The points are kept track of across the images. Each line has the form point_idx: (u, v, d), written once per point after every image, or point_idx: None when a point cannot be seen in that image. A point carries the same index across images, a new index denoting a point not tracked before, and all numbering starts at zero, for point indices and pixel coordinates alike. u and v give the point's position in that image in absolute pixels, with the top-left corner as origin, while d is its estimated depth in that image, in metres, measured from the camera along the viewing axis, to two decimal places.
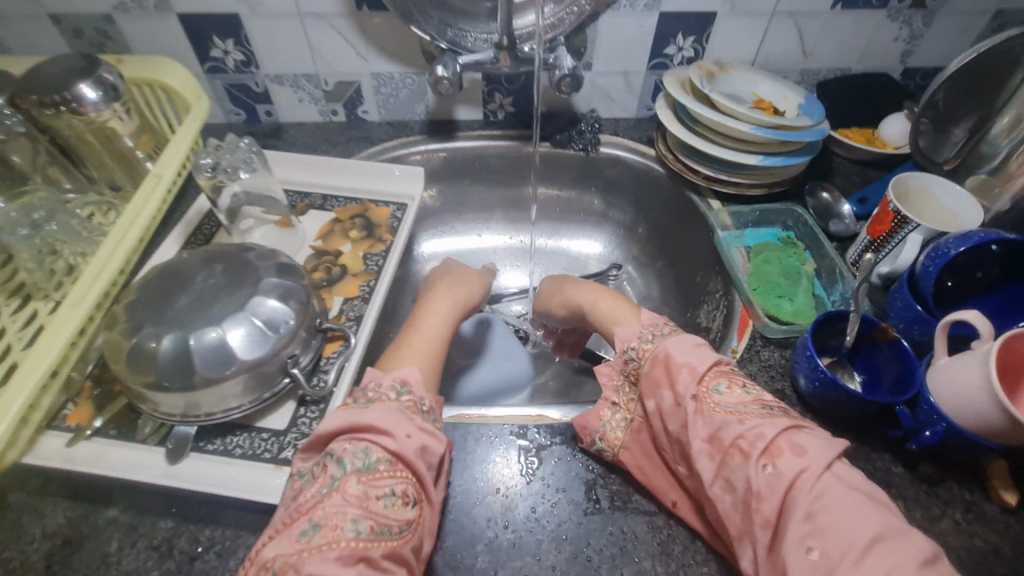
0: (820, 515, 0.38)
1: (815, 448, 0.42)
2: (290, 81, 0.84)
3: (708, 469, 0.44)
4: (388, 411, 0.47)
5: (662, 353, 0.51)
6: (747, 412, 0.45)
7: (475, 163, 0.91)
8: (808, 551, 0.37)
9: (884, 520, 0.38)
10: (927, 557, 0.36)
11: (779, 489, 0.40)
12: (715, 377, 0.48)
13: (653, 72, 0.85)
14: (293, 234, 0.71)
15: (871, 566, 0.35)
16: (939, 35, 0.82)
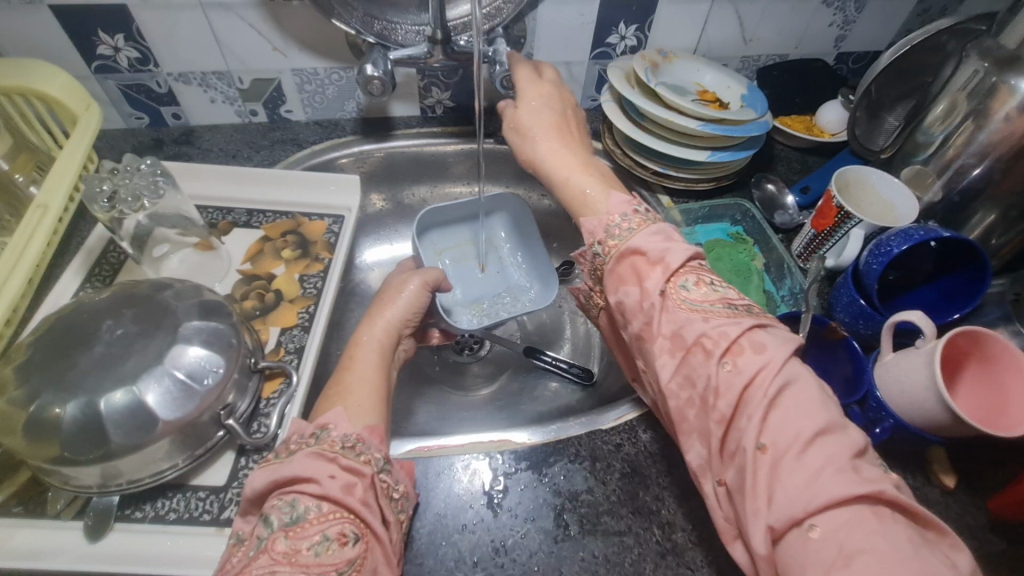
0: (773, 410, 0.38)
1: (776, 343, 0.42)
2: (199, 80, 0.75)
3: (669, 366, 0.44)
4: (305, 458, 0.43)
5: (630, 252, 0.50)
6: (711, 311, 0.45)
7: (415, 163, 0.85)
8: (762, 449, 0.37)
9: (833, 412, 0.39)
10: (861, 450, 0.37)
11: (735, 384, 0.40)
12: (687, 273, 0.48)
13: (596, 62, 0.82)
14: (217, 258, 0.64)
15: (813, 456, 0.36)
16: (870, 19, 0.83)
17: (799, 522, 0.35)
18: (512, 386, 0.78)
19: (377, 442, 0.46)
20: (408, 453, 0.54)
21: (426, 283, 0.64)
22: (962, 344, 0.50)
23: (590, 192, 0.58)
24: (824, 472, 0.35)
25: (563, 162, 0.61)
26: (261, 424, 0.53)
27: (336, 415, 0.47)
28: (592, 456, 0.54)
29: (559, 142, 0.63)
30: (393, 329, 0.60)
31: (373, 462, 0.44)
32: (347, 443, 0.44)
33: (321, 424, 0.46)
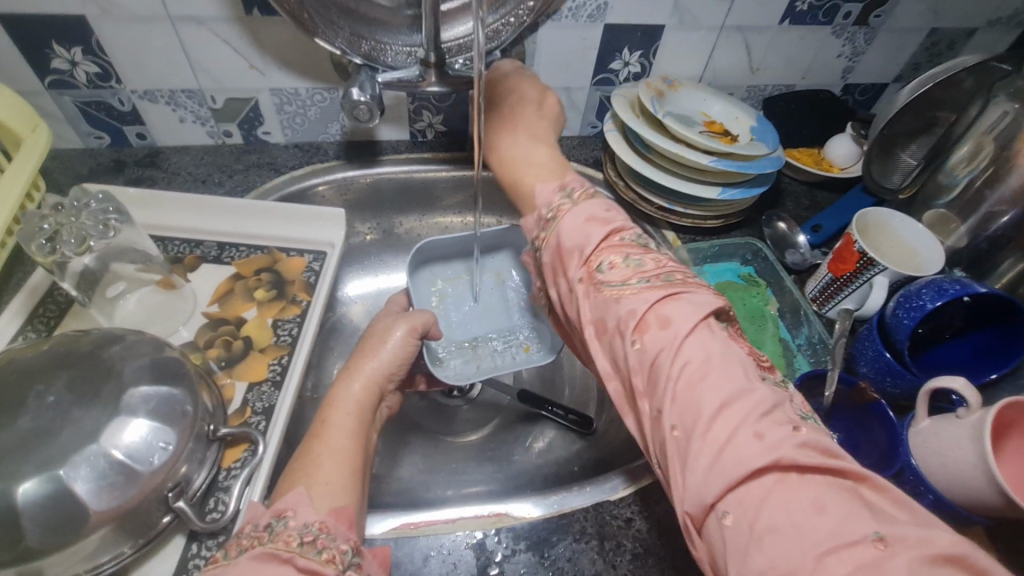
0: (679, 387, 0.35)
1: (681, 313, 0.38)
2: (166, 98, 0.68)
3: (600, 351, 0.42)
4: (251, 560, 0.36)
5: (558, 241, 0.47)
6: (624, 287, 0.41)
7: (402, 190, 0.79)
8: (672, 431, 0.35)
9: (744, 379, 0.35)
10: (770, 412, 0.33)
11: (643, 365, 0.38)
12: (605, 253, 0.45)
13: (597, 88, 0.78)
14: (180, 298, 0.58)
15: (717, 430, 0.33)
16: (879, 52, 0.80)
17: (711, 507, 0.32)
18: (504, 436, 0.72)
19: (343, 530, 0.40)
20: (387, 535, 0.47)
21: (413, 331, 0.57)
22: (1006, 413, 0.45)
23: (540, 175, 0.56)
24: (731, 446, 0.32)
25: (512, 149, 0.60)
26: (218, 501, 0.46)
27: (297, 498, 0.41)
28: (599, 534, 0.48)
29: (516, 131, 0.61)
30: (375, 384, 0.54)
31: (338, 560, 0.37)
32: (306, 539, 0.37)
33: (279, 512, 0.40)
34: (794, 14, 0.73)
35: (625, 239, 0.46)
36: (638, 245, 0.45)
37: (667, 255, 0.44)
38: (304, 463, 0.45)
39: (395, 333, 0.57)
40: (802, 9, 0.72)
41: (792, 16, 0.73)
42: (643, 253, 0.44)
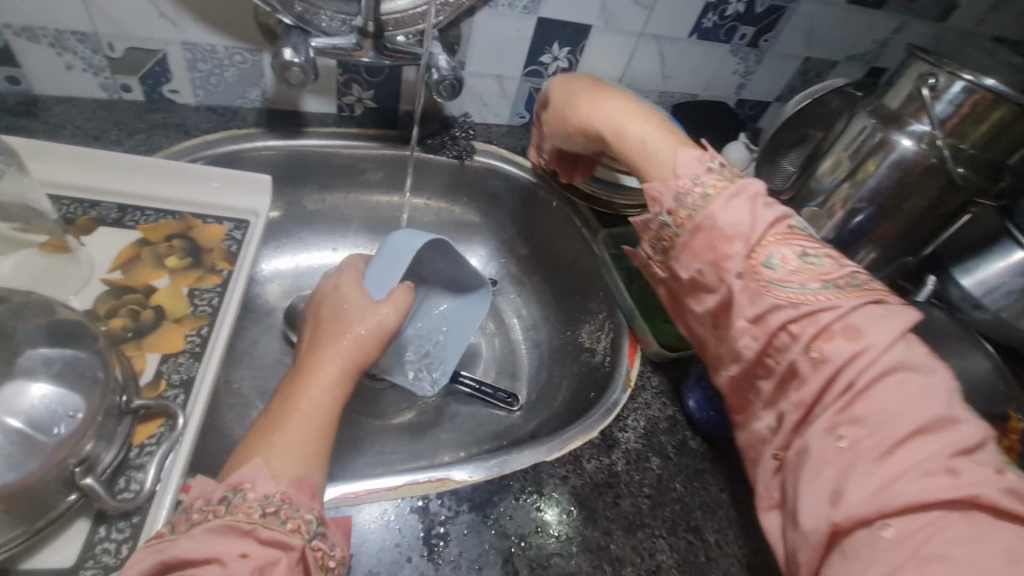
0: (865, 396, 0.38)
1: (876, 331, 0.40)
2: (51, 39, 0.60)
3: (750, 345, 0.45)
4: (207, 535, 0.36)
5: (706, 220, 0.48)
6: (801, 291, 0.43)
7: (327, 164, 0.76)
8: (838, 437, 0.37)
9: (946, 407, 0.36)
10: (969, 449, 0.35)
11: (820, 374, 0.40)
12: (773, 245, 0.46)
13: (528, 80, 0.81)
14: (72, 262, 0.51)
15: (900, 457, 0.35)
16: (766, 72, 0.92)
17: (869, 522, 0.34)
18: (434, 415, 0.72)
19: (305, 501, 0.40)
20: (341, 500, 0.46)
21: (380, 330, 0.54)
22: None
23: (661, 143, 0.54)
24: (907, 471, 0.34)
25: (620, 122, 0.56)
26: (130, 480, 0.41)
27: (254, 471, 0.40)
28: (538, 491, 0.51)
29: (612, 101, 0.58)
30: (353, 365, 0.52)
31: (303, 529, 0.38)
32: (269, 510, 0.38)
33: (234, 484, 0.39)
34: (701, 29, 0.82)
35: (794, 228, 0.48)
36: (810, 239, 0.47)
37: (843, 257, 0.46)
38: (260, 437, 0.44)
39: (364, 322, 0.53)
40: (708, 26, 0.82)
41: (700, 31, 0.82)
42: (823, 256, 0.45)
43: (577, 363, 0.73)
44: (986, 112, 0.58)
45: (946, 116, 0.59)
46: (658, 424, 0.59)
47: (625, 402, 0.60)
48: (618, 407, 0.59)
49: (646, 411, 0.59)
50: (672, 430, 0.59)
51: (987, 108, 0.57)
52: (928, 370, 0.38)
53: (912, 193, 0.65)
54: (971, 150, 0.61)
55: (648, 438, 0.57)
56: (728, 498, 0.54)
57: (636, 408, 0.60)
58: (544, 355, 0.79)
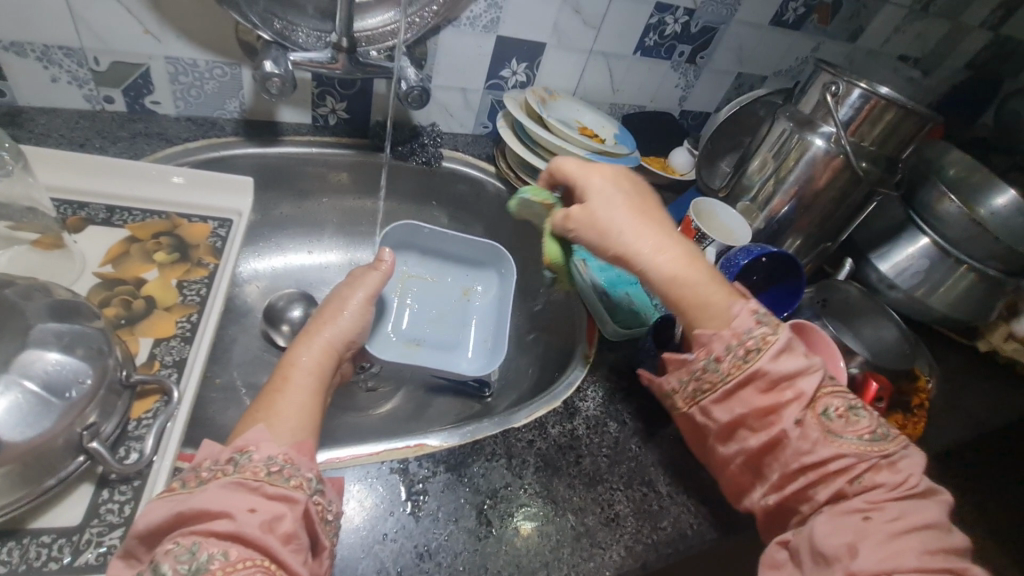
0: (897, 503, 0.42)
1: (918, 467, 0.44)
2: (40, 53, 0.64)
3: (798, 482, 0.45)
4: (219, 489, 0.39)
5: (757, 372, 0.47)
6: (860, 443, 0.45)
7: (303, 171, 0.81)
8: (862, 519, 0.41)
9: (941, 515, 0.42)
10: (963, 549, 0.40)
11: (855, 493, 0.43)
12: (825, 395, 0.47)
13: (489, 92, 0.88)
14: (66, 257, 0.54)
15: (910, 538, 0.39)
16: (703, 86, 1.02)
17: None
18: (407, 404, 0.77)
19: (305, 462, 0.44)
20: (332, 463, 0.51)
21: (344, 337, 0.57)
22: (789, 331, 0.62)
23: (715, 293, 0.51)
24: (913, 547, 0.39)
25: (652, 246, 0.52)
26: (130, 449, 0.45)
27: (257, 435, 0.43)
28: (508, 453, 0.56)
29: (643, 230, 0.53)
30: (333, 349, 0.56)
31: (305, 486, 0.42)
32: (273, 468, 0.41)
33: (241, 447, 0.42)
34: (644, 47, 0.91)
35: (839, 380, 0.50)
36: (849, 391, 0.48)
37: (870, 403, 0.50)
38: (261, 406, 0.48)
39: (351, 306, 0.60)
40: (650, 45, 0.91)
41: (643, 49, 0.91)
42: (863, 405, 0.47)
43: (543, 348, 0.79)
44: (880, 115, 0.68)
45: (849, 119, 0.69)
46: (616, 393, 0.65)
47: (585, 373, 0.66)
48: (579, 381, 0.65)
49: (604, 382, 0.66)
50: (629, 398, 0.65)
51: (880, 111, 0.68)
52: (935, 490, 0.44)
53: (827, 186, 0.75)
54: (871, 147, 0.71)
55: (607, 405, 0.63)
56: (681, 455, 0.61)
57: (596, 380, 0.66)
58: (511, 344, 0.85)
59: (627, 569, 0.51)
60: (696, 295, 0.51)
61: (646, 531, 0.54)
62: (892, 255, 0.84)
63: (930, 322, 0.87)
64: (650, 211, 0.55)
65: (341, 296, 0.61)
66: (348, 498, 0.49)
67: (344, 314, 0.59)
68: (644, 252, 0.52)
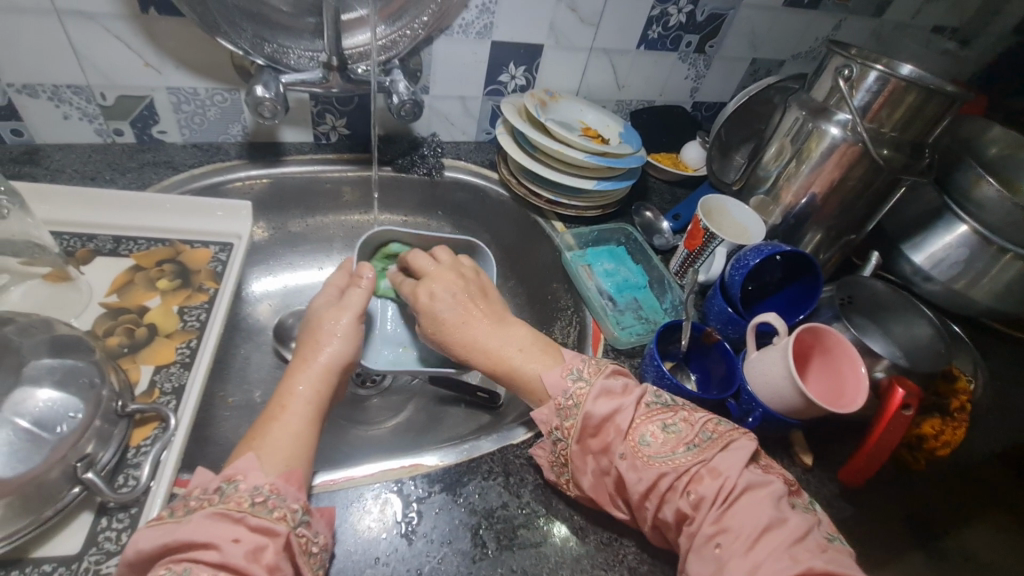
0: (734, 506, 0.44)
1: (734, 464, 0.46)
2: (50, 93, 0.67)
3: (665, 513, 0.46)
4: (207, 519, 0.40)
5: (586, 421, 0.50)
6: (677, 459, 0.47)
7: (307, 189, 0.82)
8: (714, 546, 0.42)
9: (776, 510, 0.43)
10: (802, 537, 0.42)
11: (701, 510, 0.45)
12: (640, 423, 0.50)
13: (489, 98, 0.87)
14: (73, 289, 0.56)
15: (756, 549, 0.41)
16: (715, 76, 0.98)
17: None
18: (418, 417, 0.76)
19: (292, 492, 0.44)
20: (329, 486, 0.51)
21: (340, 360, 0.57)
22: (807, 338, 0.59)
23: (537, 355, 0.57)
24: (768, 561, 0.40)
25: (476, 339, 0.59)
26: (129, 477, 0.46)
27: (246, 464, 0.45)
28: (505, 471, 0.55)
29: (474, 325, 0.60)
30: (330, 373, 0.56)
31: (289, 517, 0.42)
32: (257, 500, 0.42)
33: (228, 476, 0.43)
34: (647, 41, 0.88)
35: (651, 405, 0.51)
36: (665, 408, 0.51)
37: (688, 409, 0.51)
38: (253, 434, 0.49)
39: (342, 327, 0.59)
40: (653, 37, 0.88)
41: (646, 42, 0.88)
42: (676, 418, 0.50)
43: None
44: (900, 98, 0.63)
45: (866, 104, 0.65)
46: None
47: None
48: None
49: None
50: None
51: (901, 94, 0.62)
52: (765, 480, 0.46)
53: (846, 177, 0.70)
54: (892, 133, 0.66)
55: None
56: None
57: None
58: None
59: None
60: (510, 363, 0.57)
61: (651, 551, 0.52)
62: (927, 245, 0.78)
63: (976, 315, 0.80)
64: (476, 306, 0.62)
65: (332, 318, 0.60)
66: (341, 522, 0.49)
67: (330, 339, 0.58)
68: (481, 340, 0.59)
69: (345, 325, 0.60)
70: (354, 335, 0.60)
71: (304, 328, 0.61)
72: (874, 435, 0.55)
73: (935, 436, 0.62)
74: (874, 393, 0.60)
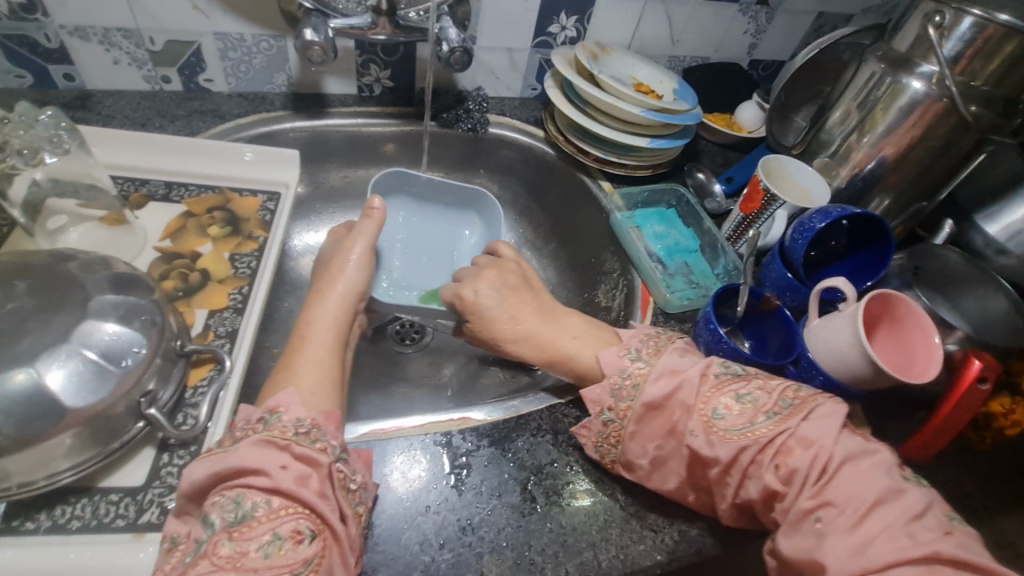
0: (834, 481, 0.40)
1: (825, 432, 0.42)
2: (100, 36, 0.66)
3: (751, 488, 0.44)
4: (251, 447, 0.40)
5: (646, 403, 0.48)
6: (756, 430, 0.44)
7: (349, 143, 0.81)
8: (814, 521, 0.40)
9: (888, 479, 0.40)
10: (916, 514, 0.38)
11: (793, 486, 0.41)
12: (712, 395, 0.47)
13: (537, 51, 0.83)
14: (129, 232, 0.57)
15: (867, 526, 0.38)
16: (777, 30, 0.91)
17: None
18: (458, 375, 0.76)
19: (333, 429, 0.44)
20: (378, 435, 0.51)
21: (357, 291, 0.58)
22: (875, 306, 0.55)
23: (591, 337, 0.55)
24: (880, 537, 0.37)
25: (519, 329, 0.57)
26: (188, 415, 0.46)
27: (288, 398, 0.44)
28: (553, 429, 0.54)
29: (517, 314, 0.58)
30: (348, 306, 0.57)
31: (331, 450, 0.42)
32: (301, 429, 0.42)
33: (271, 407, 0.43)
34: None
35: (719, 375, 0.48)
36: (736, 378, 0.48)
37: (764, 378, 0.49)
38: (307, 380, 0.49)
39: (358, 251, 0.61)
40: None
41: None
42: (752, 387, 0.47)
43: (593, 320, 0.75)
44: (996, 47, 0.57)
45: (956, 55, 0.59)
46: None
47: None
48: None
49: None
50: None
51: (997, 43, 0.57)
52: (869, 449, 0.42)
53: (924, 136, 0.65)
54: (984, 87, 0.60)
55: None
56: None
57: None
58: None
59: (680, 554, 0.48)
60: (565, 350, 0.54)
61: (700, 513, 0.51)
62: (1003, 214, 0.72)
63: None
64: (527, 291, 0.61)
65: (347, 246, 0.61)
66: (391, 470, 0.49)
67: (347, 271, 0.59)
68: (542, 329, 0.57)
69: (356, 257, 0.60)
70: (365, 266, 0.60)
71: (322, 260, 0.63)
72: (944, 410, 0.52)
73: (1005, 415, 0.58)
74: (945, 367, 0.57)
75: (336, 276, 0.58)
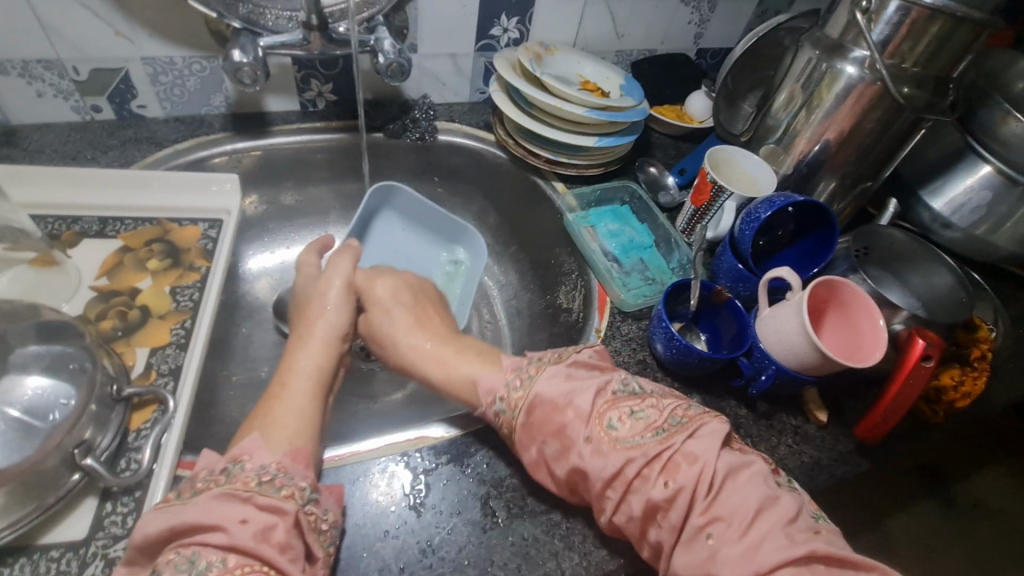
0: (722, 494, 0.41)
1: (706, 446, 0.43)
2: (21, 69, 0.64)
3: (634, 506, 0.43)
4: (211, 501, 0.39)
5: (534, 398, 0.48)
6: (643, 443, 0.44)
7: (296, 162, 0.79)
8: (705, 537, 0.40)
9: (765, 489, 0.41)
10: (790, 519, 0.40)
11: (677, 500, 0.41)
12: (605, 410, 0.47)
13: (481, 55, 0.83)
14: (62, 274, 0.55)
15: (753, 533, 0.39)
16: (721, 19, 0.92)
17: None
18: (423, 389, 0.75)
19: (301, 470, 0.44)
20: (337, 459, 0.50)
21: (336, 330, 0.58)
22: (821, 292, 0.56)
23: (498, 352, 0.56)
24: (764, 543, 0.38)
25: (419, 346, 0.57)
26: (131, 461, 0.45)
27: (252, 444, 0.44)
28: None
29: (419, 330, 0.59)
30: (331, 346, 0.56)
31: (297, 496, 0.42)
32: (264, 479, 0.41)
33: (234, 457, 0.43)
34: None
35: (616, 392, 0.48)
36: (633, 396, 0.48)
37: (655, 394, 0.49)
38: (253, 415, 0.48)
39: (332, 298, 0.60)
40: None
41: None
42: (645, 404, 0.47)
43: (554, 322, 0.74)
44: (923, 29, 0.58)
45: (886, 39, 0.60)
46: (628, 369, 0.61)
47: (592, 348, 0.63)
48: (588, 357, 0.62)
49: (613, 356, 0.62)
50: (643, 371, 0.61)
51: (924, 25, 0.58)
52: (746, 461, 0.43)
53: (863, 120, 0.65)
54: (914, 69, 0.61)
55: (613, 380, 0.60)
56: None
57: None
58: (523, 318, 0.81)
59: (644, 555, 0.49)
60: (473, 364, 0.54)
61: None
62: (946, 190, 0.74)
63: (995, 261, 0.77)
64: (431, 314, 0.61)
65: (321, 296, 0.60)
66: (347, 496, 0.48)
67: (327, 309, 0.59)
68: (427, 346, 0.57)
69: (330, 301, 0.60)
70: (341, 306, 0.60)
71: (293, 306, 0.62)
72: (892, 390, 0.53)
73: (954, 388, 0.59)
74: (892, 346, 0.58)
75: (313, 320, 0.58)
